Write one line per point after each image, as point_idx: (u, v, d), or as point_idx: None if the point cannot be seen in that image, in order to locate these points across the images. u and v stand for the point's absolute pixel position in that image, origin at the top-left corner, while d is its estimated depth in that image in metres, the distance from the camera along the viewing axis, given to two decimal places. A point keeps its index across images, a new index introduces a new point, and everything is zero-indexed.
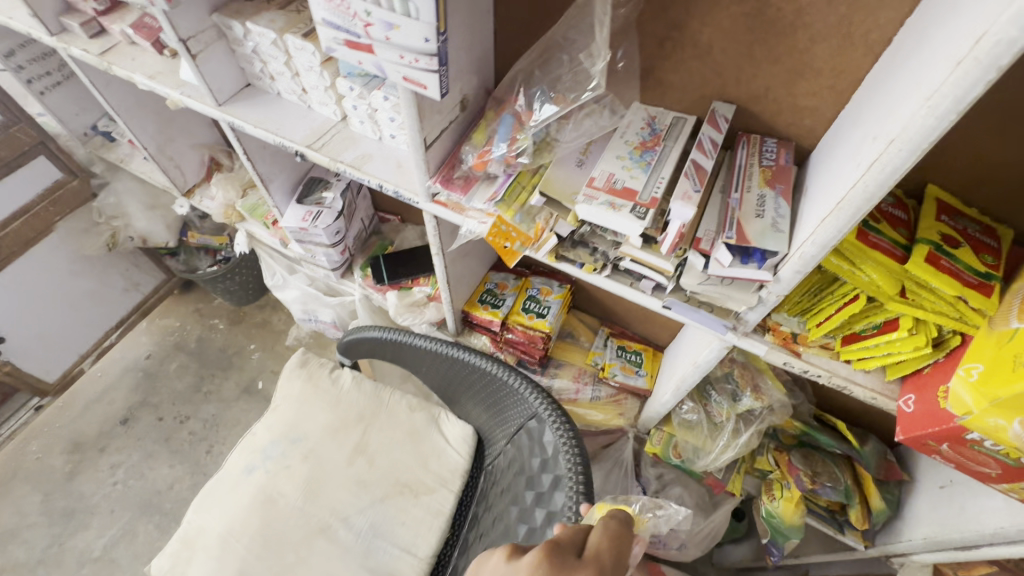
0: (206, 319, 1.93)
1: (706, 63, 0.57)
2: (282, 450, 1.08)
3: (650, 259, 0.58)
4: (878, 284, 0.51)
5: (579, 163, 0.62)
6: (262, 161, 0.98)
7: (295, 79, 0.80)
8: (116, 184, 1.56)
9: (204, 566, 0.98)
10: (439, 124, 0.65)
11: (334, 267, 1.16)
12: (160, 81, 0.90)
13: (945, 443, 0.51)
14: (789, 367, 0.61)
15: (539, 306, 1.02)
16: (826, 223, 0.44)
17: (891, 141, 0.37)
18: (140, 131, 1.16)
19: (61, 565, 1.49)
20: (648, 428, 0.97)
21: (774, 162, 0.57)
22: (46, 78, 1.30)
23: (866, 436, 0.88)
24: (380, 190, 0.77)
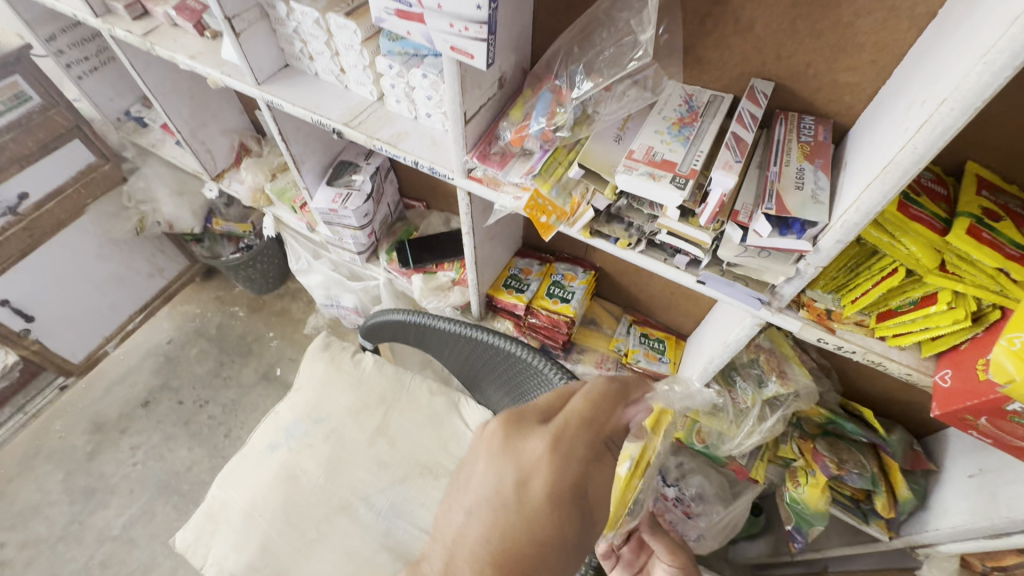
0: (227, 307, 1.95)
1: (747, 39, 0.58)
2: (305, 430, 1.07)
3: (688, 231, 0.58)
4: (918, 256, 0.52)
5: (618, 138, 0.63)
6: (296, 142, 1.00)
7: (334, 59, 0.82)
8: (145, 169, 1.59)
9: (229, 539, 0.97)
10: (479, 99, 0.66)
11: (361, 250, 1.18)
12: (201, 62, 0.92)
13: (984, 417, 0.51)
14: (822, 344, 0.61)
15: (564, 291, 1.03)
16: (870, 188, 0.45)
17: (943, 101, 0.38)
18: (175, 114, 1.18)
19: (82, 542, 1.50)
20: (670, 414, 0.94)
21: (813, 138, 0.58)
22: (84, 63, 1.33)
23: (892, 425, 0.89)
24: (415, 166, 0.79)
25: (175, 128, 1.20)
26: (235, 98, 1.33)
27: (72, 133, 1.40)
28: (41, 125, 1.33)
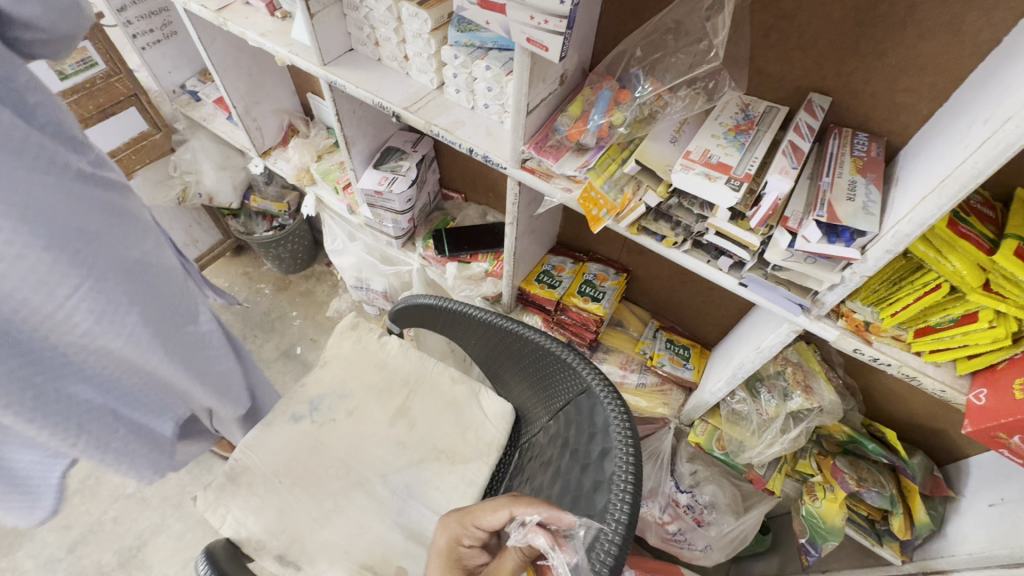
0: (254, 283, 2.00)
1: (810, 54, 0.60)
2: (329, 404, 1.06)
3: (736, 233, 0.60)
4: (962, 273, 0.53)
5: (673, 139, 0.65)
6: (350, 124, 1.04)
7: (401, 45, 0.86)
8: (194, 142, 1.63)
9: (246, 504, 0.93)
10: (542, 92, 0.69)
11: (399, 234, 1.21)
12: (271, 40, 0.96)
13: (1016, 436, 0.52)
14: (858, 355, 0.63)
15: (595, 290, 1.05)
16: (926, 201, 0.47)
17: (1007, 119, 0.40)
18: (233, 90, 1.23)
19: (97, 497, 1.50)
20: (692, 419, 1.01)
21: (866, 153, 0.60)
22: (149, 35, 1.38)
23: (913, 450, 0.90)
24: (469, 154, 0.82)
25: (230, 104, 1.25)
26: (288, 80, 1.38)
27: (128, 101, 1.44)
28: (103, 90, 1.37)
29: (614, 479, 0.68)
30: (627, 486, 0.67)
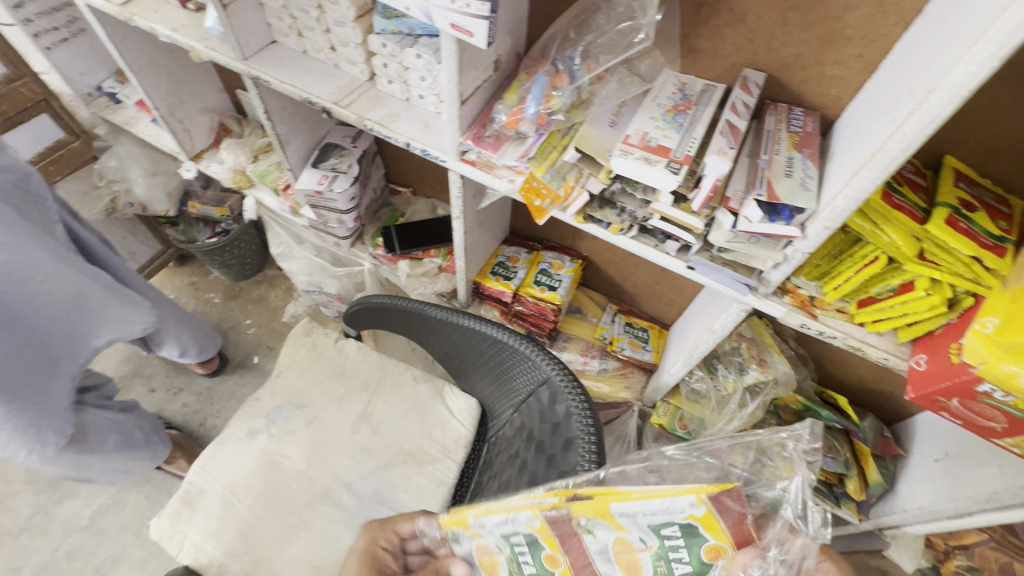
0: (202, 293, 1.90)
1: (741, 29, 0.59)
2: (287, 416, 1.01)
3: (680, 216, 0.59)
4: (899, 244, 0.54)
5: (612, 123, 0.63)
6: (281, 122, 0.98)
7: (325, 35, 0.80)
8: (118, 148, 1.52)
9: (206, 527, 0.90)
10: (475, 80, 0.66)
11: (347, 234, 1.16)
12: (184, 35, 0.89)
13: (955, 398, 0.53)
14: (805, 329, 0.63)
15: (551, 279, 1.03)
16: (859, 175, 0.47)
17: (932, 90, 0.40)
18: (152, 90, 1.14)
19: (48, 533, 1.41)
20: (654, 400, 1.01)
21: (802, 128, 0.59)
22: (53, 34, 1.27)
23: (864, 413, 0.93)
24: (406, 148, 0.79)
25: (152, 105, 1.16)
26: (215, 76, 1.30)
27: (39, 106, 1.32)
28: (6, 97, 1.25)
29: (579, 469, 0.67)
30: None
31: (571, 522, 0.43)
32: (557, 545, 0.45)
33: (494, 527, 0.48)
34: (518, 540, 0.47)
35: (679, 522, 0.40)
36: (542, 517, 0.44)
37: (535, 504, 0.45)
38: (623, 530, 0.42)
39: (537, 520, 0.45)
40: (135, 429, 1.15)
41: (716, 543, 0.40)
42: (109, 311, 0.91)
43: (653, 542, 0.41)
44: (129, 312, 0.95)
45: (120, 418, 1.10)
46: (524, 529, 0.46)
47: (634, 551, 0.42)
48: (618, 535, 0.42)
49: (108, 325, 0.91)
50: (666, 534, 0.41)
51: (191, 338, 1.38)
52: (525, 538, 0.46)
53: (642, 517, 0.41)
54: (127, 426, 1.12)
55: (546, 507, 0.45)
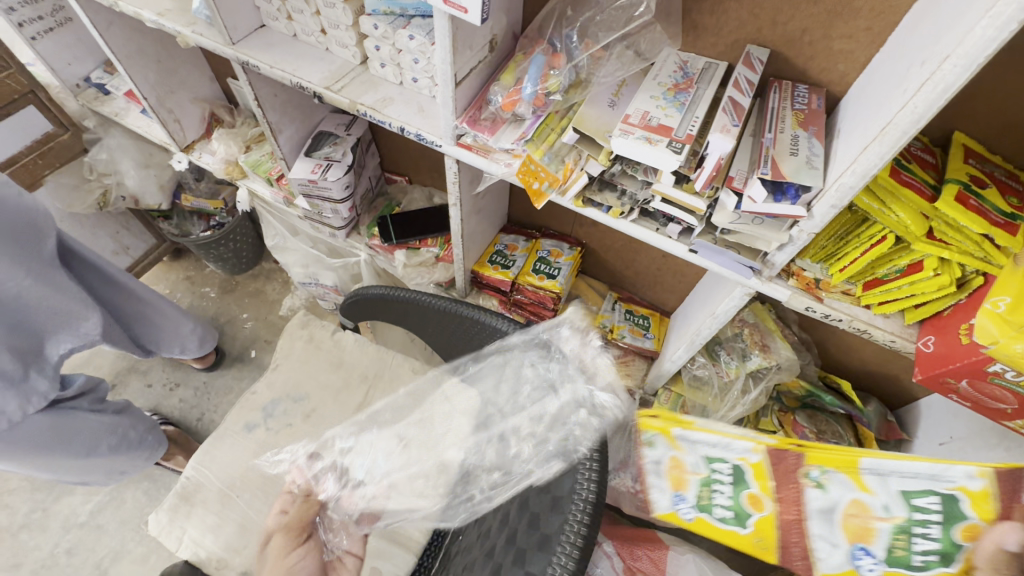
0: (198, 288, 1.88)
1: (744, 4, 0.57)
2: (284, 409, 1.00)
3: (682, 198, 0.58)
4: (907, 223, 0.52)
5: (612, 103, 0.61)
6: (273, 109, 0.96)
7: (315, 18, 0.78)
8: (109, 140, 1.49)
9: (203, 522, 0.89)
10: (469, 61, 0.64)
11: (342, 224, 1.15)
12: (170, 19, 0.87)
13: (964, 380, 0.52)
14: (810, 313, 0.62)
15: (550, 267, 1.02)
16: (868, 151, 0.45)
17: (946, 58, 0.38)
18: (140, 80, 1.12)
19: (46, 530, 1.40)
20: (656, 389, 0.99)
21: (807, 106, 0.58)
22: (38, 23, 1.24)
23: (867, 398, 0.93)
24: (401, 133, 0.77)
25: (141, 95, 1.14)
26: (205, 65, 1.27)
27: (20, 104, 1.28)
28: None
29: None
30: None
31: (800, 467, 0.45)
32: (768, 482, 0.47)
33: (700, 446, 0.50)
34: (722, 469, 0.49)
35: (941, 492, 0.40)
36: (764, 451, 0.47)
37: (754, 438, 0.48)
38: (866, 491, 0.42)
39: (754, 455, 0.47)
40: (133, 427, 1.14)
41: (977, 522, 0.38)
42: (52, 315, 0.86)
43: (902, 512, 0.41)
44: (77, 319, 0.90)
45: (115, 420, 1.08)
46: (736, 461, 0.48)
47: (871, 519, 0.42)
48: (857, 496, 0.42)
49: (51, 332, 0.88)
50: (921, 506, 0.40)
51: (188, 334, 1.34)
52: (729, 467, 0.49)
53: (895, 479, 0.41)
54: (122, 428, 1.09)
55: (765, 443, 0.47)
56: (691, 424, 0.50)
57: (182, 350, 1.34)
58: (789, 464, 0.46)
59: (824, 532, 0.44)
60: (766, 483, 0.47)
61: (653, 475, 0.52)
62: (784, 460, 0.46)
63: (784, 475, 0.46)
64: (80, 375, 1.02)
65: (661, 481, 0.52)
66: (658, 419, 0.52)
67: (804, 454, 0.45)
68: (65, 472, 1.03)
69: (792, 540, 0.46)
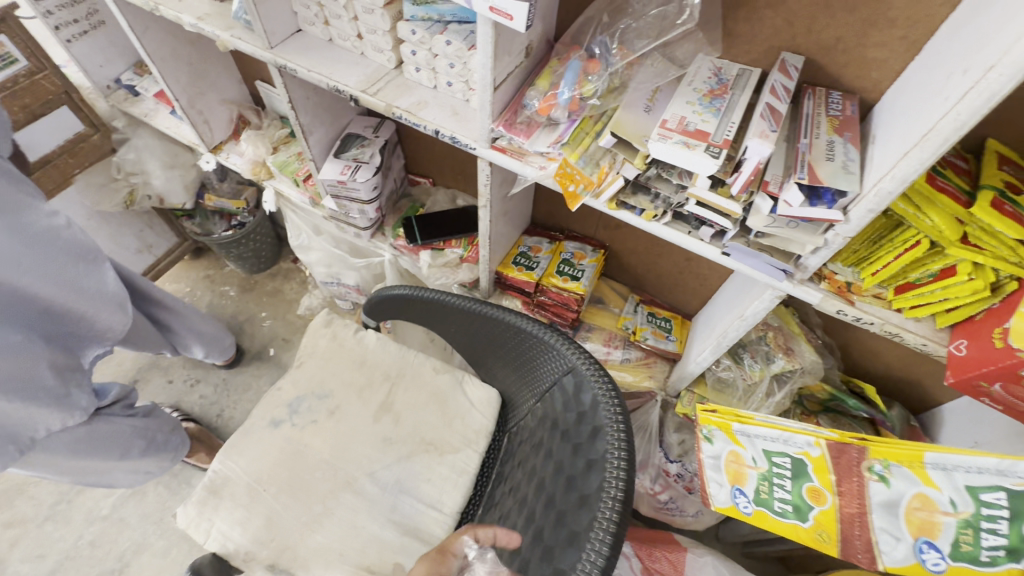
0: (218, 286, 1.91)
1: (781, 12, 0.59)
2: (309, 406, 1.02)
3: (717, 201, 0.59)
4: (941, 228, 0.53)
5: (648, 108, 0.62)
6: (305, 112, 0.98)
7: (352, 23, 0.80)
8: (137, 141, 1.51)
9: (232, 515, 0.91)
10: (507, 66, 0.66)
11: (367, 225, 1.17)
12: (209, 24, 0.89)
13: (998, 383, 0.53)
14: (842, 316, 0.63)
15: (574, 269, 1.03)
16: (908, 156, 0.46)
17: (991, 67, 0.39)
18: (173, 82, 1.14)
19: (70, 522, 1.42)
20: (678, 390, 1.01)
21: (841, 112, 0.59)
22: (73, 26, 1.27)
23: (890, 403, 0.93)
24: (435, 135, 0.78)
25: (173, 96, 1.16)
26: (234, 68, 1.30)
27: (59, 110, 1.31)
28: (27, 89, 1.25)
29: (608, 456, 0.65)
30: (620, 460, 0.63)
31: (862, 461, 0.49)
32: (829, 476, 0.51)
33: (759, 441, 0.56)
34: (783, 462, 0.54)
35: (1009, 489, 0.41)
36: (825, 446, 0.51)
37: (814, 432, 0.52)
38: (930, 485, 0.46)
39: (816, 446, 0.52)
40: (161, 432, 1.16)
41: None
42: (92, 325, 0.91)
43: (967, 507, 0.43)
44: (113, 318, 0.93)
45: (144, 424, 1.10)
46: (796, 453, 0.53)
47: (936, 512, 0.45)
48: (921, 490, 0.46)
49: (87, 340, 0.92)
50: (988, 501, 0.42)
51: (210, 339, 1.36)
52: (792, 459, 0.54)
53: (960, 475, 0.44)
54: (150, 432, 1.11)
55: (826, 437, 0.51)
56: (751, 421, 0.57)
57: (203, 350, 1.36)
58: (851, 458, 0.50)
59: (889, 523, 0.48)
60: (826, 475, 0.52)
61: (713, 467, 0.61)
62: (845, 455, 0.50)
63: (849, 469, 0.50)
64: (115, 384, 1.03)
65: (722, 472, 0.60)
66: (716, 415, 0.60)
67: (868, 448, 0.48)
68: (94, 475, 1.05)
69: (855, 529, 0.50)
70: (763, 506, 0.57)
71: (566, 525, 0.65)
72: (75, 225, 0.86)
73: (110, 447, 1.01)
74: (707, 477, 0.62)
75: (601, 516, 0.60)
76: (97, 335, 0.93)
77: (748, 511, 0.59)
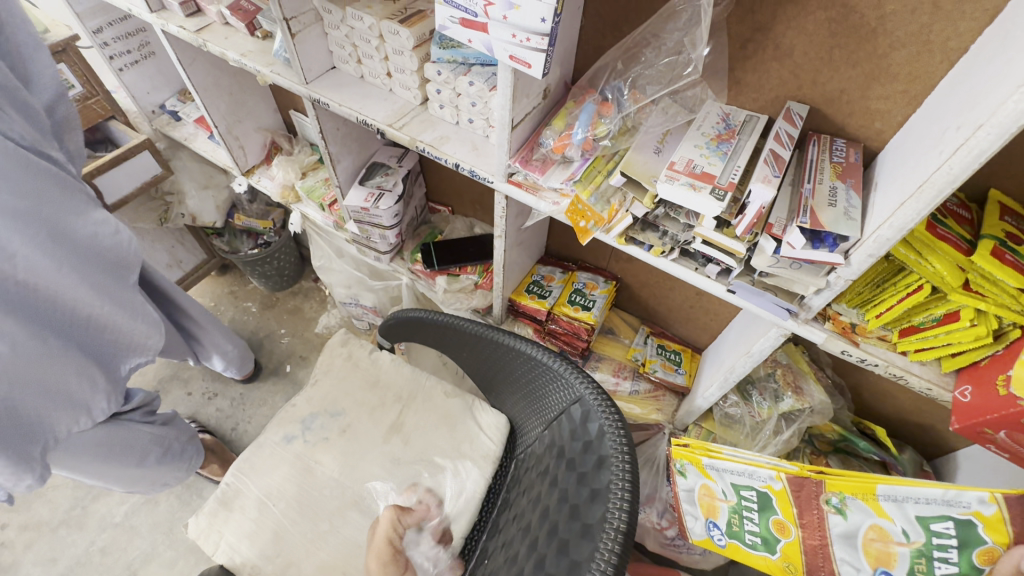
0: (240, 302, 1.97)
1: (786, 65, 0.62)
2: (321, 423, 1.04)
3: (723, 241, 0.61)
4: (943, 274, 0.55)
5: (657, 150, 0.65)
6: (334, 141, 1.04)
7: (383, 63, 0.86)
8: (175, 162, 1.61)
9: (241, 528, 0.93)
10: (525, 107, 0.70)
11: (387, 249, 1.21)
12: (252, 60, 0.96)
13: (1002, 431, 0.53)
14: (846, 356, 0.64)
15: (585, 299, 1.05)
16: (905, 206, 0.48)
17: (979, 126, 0.41)
18: (214, 110, 1.22)
19: (83, 527, 1.46)
20: (685, 424, 1.01)
21: (845, 159, 0.61)
22: (126, 56, 1.37)
23: (902, 446, 0.92)
24: (455, 168, 0.83)
25: (213, 123, 1.24)
26: (271, 98, 1.38)
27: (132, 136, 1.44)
28: (80, 113, 1.35)
29: (611, 486, 0.65)
30: (624, 491, 0.63)
31: (821, 495, 0.53)
32: (791, 508, 0.56)
33: (727, 475, 0.59)
34: (750, 495, 0.58)
35: (956, 518, 0.46)
36: (786, 480, 0.55)
37: (777, 467, 0.56)
38: (883, 517, 0.50)
39: (778, 481, 0.55)
40: (177, 442, 1.19)
41: (993, 546, 0.43)
42: (127, 338, 0.92)
43: (919, 537, 0.48)
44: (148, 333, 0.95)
45: (162, 432, 1.13)
46: (761, 487, 0.57)
47: (892, 543, 0.50)
48: (876, 521, 0.50)
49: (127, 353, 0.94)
50: (937, 531, 0.47)
51: (233, 355, 1.41)
52: (758, 493, 0.57)
53: (911, 506, 0.48)
54: (167, 440, 1.15)
55: (789, 472, 0.55)
56: (719, 455, 0.59)
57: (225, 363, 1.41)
58: (810, 491, 0.54)
59: (848, 553, 0.53)
60: (785, 505, 0.56)
61: (689, 500, 0.65)
62: (805, 490, 0.54)
63: (808, 501, 0.54)
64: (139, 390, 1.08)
65: (695, 505, 0.64)
66: (687, 449, 0.61)
67: (825, 484, 0.52)
68: (111, 479, 1.08)
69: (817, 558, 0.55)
70: (735, 538, 0.62)
71: (569, 554, 0.65)
72: (122, 233, 0.91)
73: (131, 450, 1.05)
74: (682, 511, 0.66)
75: (604, 547, 0.60)
76: (132, 348, 0.94)
77: (721, 543, 0.64)
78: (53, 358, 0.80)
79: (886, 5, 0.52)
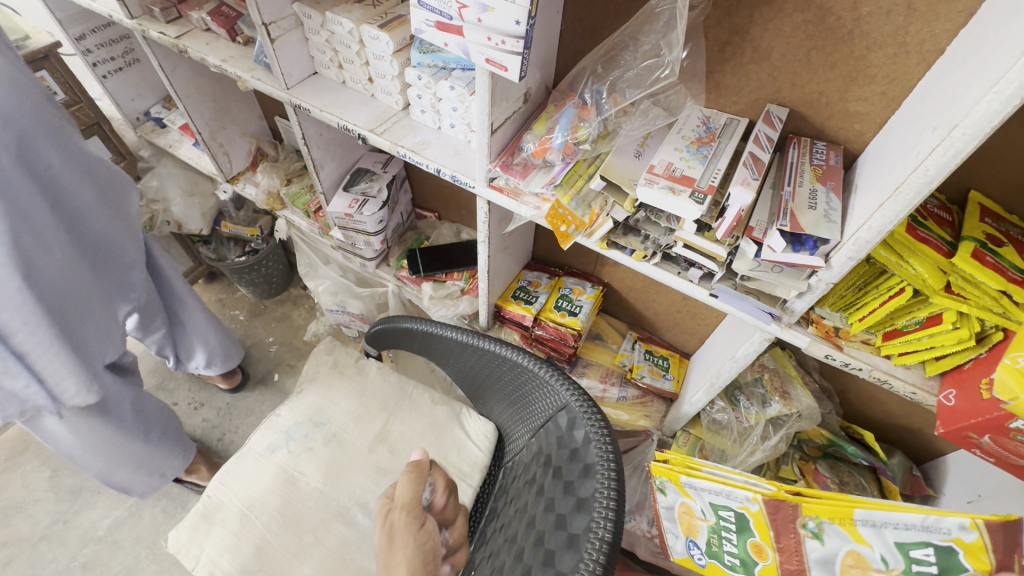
0: (228, 310, 1.95)
1: (765, 67, 0.61)
2: (305, 432, 1.02)
3: (704, 244, 0.60)
4: (924, 276, 0.54)
5: (637, 154, 0.65)
6: (317, 147, 1.03)
7: (364, 67, 0.85)
8: (160, 169, 1.60)
9: (222, 541, 0.90)
10: (505, 111, 0.69)
11: (373, 256, 1.20)
12: (233, 65, 0.95)
13: (987, 435, 0.52)
14: (830, 360, 0.63)
15: (572, 304, 1.04)
16: (883, 208, 0.47)
17: (954, 127, 0.41)
18: (197, 116, 1.21)
19: (65, 542, 1.42)
20: (674, 430, 1.00)
21: (825, 162, 0.60)
22: (109, 63, 1.36)
23: (891, 450, 0.92)
24: (436, 173, 0.82)
25: (196, 129, 1.23)
26: (256, 104, 1.37)
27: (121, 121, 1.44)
28: None
29: (596, 496, 0.64)
30: (609, 501, 0.62)
31: (796, 518, 0.51)
32: (768, 531, 0.54)
33: (705, 494, 0.58)
34: (728, 515, 0.57)
35: (937, 544, 0.43)
36: (762, 502, 0.53)
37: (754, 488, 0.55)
38: (862, 542, 0.48)
39: (754, 502, 0.54)
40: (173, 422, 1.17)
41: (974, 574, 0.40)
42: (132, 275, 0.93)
43: (898, 563, 0.45)
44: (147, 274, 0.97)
45: (163, 407, 1.14)
46: (739, 508, 0.56)
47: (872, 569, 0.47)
48: (854, 546, 0.48)
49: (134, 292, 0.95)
50: (916, 558, 0.44)
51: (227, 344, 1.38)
52: (735, 513, 0.57)
53: (889, 532, 0.46)
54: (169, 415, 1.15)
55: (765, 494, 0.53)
56: (696, 474, 0.59)
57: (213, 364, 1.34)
58: (787, 513, 0.52)
59: None
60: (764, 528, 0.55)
61: (669, 517, 0.65)
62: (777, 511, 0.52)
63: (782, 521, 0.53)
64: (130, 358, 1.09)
65: (677, 523, 0.65)
66: (666, 467, 0.62)
67: (800, 508, 0.51)
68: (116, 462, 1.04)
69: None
70: (715, 557, 0.62)
71: (554, 566, 0.63)
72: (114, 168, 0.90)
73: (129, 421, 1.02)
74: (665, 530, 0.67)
75: (589, 558, 0.59)
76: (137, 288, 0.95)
77: (703, 563, 0.64)
78: (84, 280, 0.81)
79: (862, 7, 0.52)
